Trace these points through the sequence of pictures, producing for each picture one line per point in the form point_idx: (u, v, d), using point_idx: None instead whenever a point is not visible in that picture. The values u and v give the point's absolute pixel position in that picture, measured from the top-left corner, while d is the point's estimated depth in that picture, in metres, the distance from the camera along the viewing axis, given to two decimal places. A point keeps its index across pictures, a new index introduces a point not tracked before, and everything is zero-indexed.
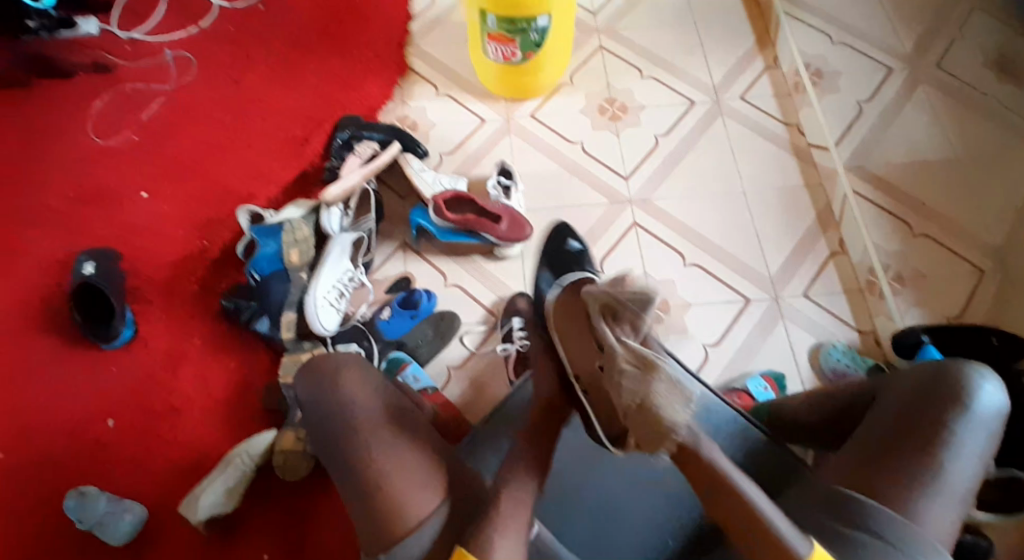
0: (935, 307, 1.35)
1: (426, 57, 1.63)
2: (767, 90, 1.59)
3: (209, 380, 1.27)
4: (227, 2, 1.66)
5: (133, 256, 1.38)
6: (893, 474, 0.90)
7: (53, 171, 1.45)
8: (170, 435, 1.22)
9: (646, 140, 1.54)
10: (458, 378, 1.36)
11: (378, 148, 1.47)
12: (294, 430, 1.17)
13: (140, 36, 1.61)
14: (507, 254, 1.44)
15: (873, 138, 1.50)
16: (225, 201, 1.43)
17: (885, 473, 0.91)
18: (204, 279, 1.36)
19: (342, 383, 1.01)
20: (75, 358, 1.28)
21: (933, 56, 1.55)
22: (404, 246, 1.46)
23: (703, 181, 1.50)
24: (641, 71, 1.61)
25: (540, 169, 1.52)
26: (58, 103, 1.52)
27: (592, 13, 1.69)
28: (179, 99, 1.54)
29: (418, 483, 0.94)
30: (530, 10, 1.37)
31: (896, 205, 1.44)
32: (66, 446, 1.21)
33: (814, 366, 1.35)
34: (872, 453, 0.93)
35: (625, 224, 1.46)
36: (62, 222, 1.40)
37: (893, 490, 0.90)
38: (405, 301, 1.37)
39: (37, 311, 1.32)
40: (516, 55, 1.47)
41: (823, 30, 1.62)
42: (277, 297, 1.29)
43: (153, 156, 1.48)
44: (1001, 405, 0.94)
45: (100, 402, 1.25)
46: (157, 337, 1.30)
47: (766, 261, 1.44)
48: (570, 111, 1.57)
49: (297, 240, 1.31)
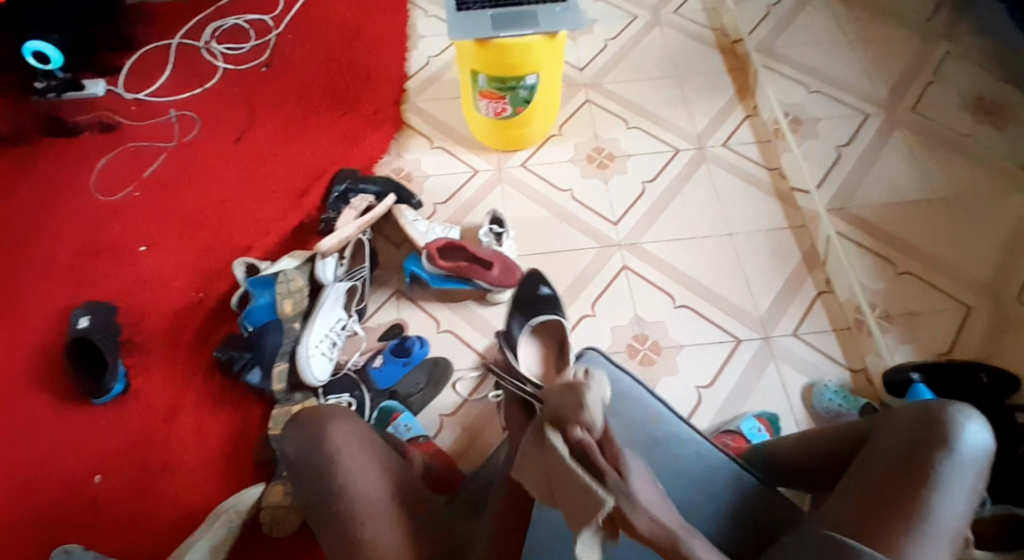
0: (925, 344, 1.34)
1: (422, 113, 1.67)
2: (750, 136, 1.65)
3: (201, 433, 1.31)
4: (231, 64, 1.74)
5: (132, 309, 1.43)
6: (884, 520, 0.87)
7: (58, 227, 1.52)
8: (159, 489, 1.26)
9: (634, 186, 1.58)
10: (450, 425, 1.33)
11: (372, 200, 1.48)
12: (283, 484, 1.21)
13: (146, 96, 1.69)
14: (499, 299, 1.43)
15: (855, 178, 1.52)
16: (223, 254, 1.49)
17: (876, 520, 0.87)
18: (202, 331, 1.41)
19: (331, 434, 0.97)
20: (74, 410, 1.33)
21: (909, 101, 1.56)
22: (398, 293, 1.47)
23: (691, 225, 1.53)
24: (627, 121, 1.67)
25: (532, 216, 1.54)
26: (67, 162, 1.60)
27: (579, 67, 1.75)
28: (181, 157, 1.60)
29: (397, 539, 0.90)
30: (519, 69, 1.42)
31: (881, 245, 1.44)
32: (59, 499, 1.25)
33: (807, 405, 1.35)
34: (861, 500, 0.90)
35: (615, 268, 1.48)
36: (65, 277, 1.46)
37: (884, 536, 0.86)
38: (397, 348, 1.36)
39: (41, 362, 1.38)
40: (507, 111, 1.51)
41: (799, 80, 1.66)
42: (270, 346, 1.32)
43: (154, 211, 1.54)
44: (988, 446, 0.92)
45: (99, 454, 1.29)
46: (151, 388, 1.35)
47: (755, 303, 1.45)
48: (559, 160, 1.61)
49: (291, 290, 1.33)
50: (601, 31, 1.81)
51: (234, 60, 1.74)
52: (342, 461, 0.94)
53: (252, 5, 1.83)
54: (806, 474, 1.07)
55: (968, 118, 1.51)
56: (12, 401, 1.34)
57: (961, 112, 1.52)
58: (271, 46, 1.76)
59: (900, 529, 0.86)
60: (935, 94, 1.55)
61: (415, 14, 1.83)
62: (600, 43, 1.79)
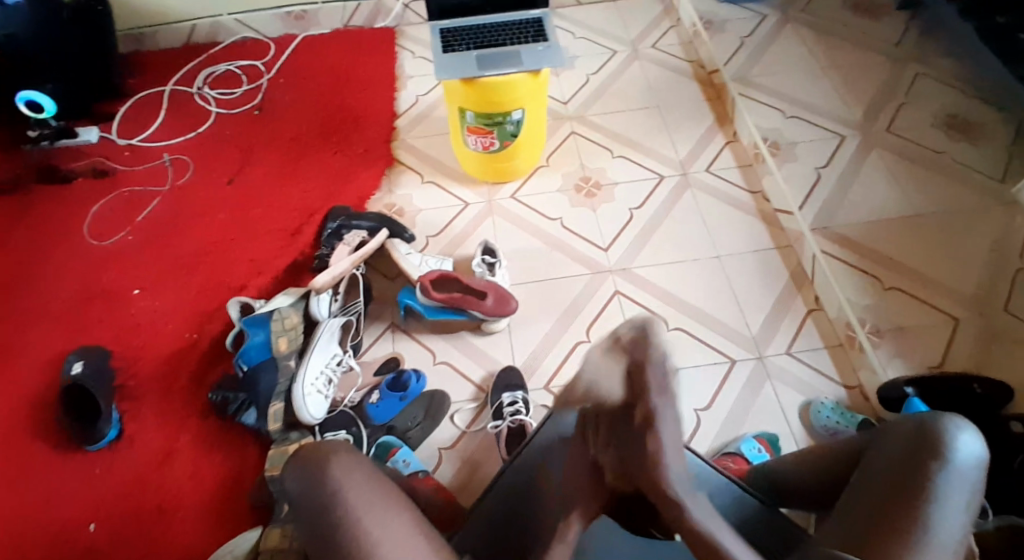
0: (916, 358, 1.36)
1: (412, 149, 1.70)
2: (732, 161, 1.70)
3: (197, 478, 1.29)
4: (223, 109, 1.77)
5: (127, 352, 1.42)
6: (890, 538, 0.87)
7: (51, 274, 1.52)
8: (156, 537, 1.23)
9: (622, 214, 1.60)
10: (449, 458, 1.32)
11: (366, 235, 1.50)
12: (281, 527, 1.16)
13: (139, 143, 1.71)
14: (495, 328, 1.44)
15: (835, 200, 1.56)
16: (217, 295, 1.49)
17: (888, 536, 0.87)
18: (197, 373, 1.40)
19: (334, 470, 0.96)
20: (68, 456, 1.31)
21: (883, 122, 1.56)
22: (393, 326, 1.47)
23: (681, 249, 1.55)
24: (612, 151, 1.70)
25: (523, 246, 1.56)
26: (61, 208, 1.61)
27: (563, 101, 1.80)
28: (176, 200, 1.62)
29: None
30: (504, 105, 1.46)
31: (871, 263, 1.47)
32: (51, 547, 1.23)
33: (806, 424, 1.35)
34: (869, 519, 0.90)
35: (608, 294, 1.49)
36: (61, 321, 1.46)
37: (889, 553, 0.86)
38: (393, 383, 1.36)
39: (35, 410, 1.36)
40: (495, 145, 1.54)
41: (776, 106, 1.71)
42: (265, 387, 1.31)
43: (147, 255, 1.54)
44: (982, 455, 0.92)
45: (93, 504, 1.27)
46: (146, 432, 1.34)
47: (748, 323, 1.47)
48: (547, 190, 1.64)
49: (286, 328, 1.35)
50: (582, 66, 1.86)
51: (227, 105, 1.78)
52: (349, 489, 0.94)
53: (242, 52, 1.88)
54: (806, 491, 1.08)
55: (942, 136, 1.47)
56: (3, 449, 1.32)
57: (934, 130, 1.48)
58: (263, 90, 1.80)
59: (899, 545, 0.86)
60: (907, 115, 1.53)
61: (403, 56, 1.87)
62: (582, 77, 1.84)
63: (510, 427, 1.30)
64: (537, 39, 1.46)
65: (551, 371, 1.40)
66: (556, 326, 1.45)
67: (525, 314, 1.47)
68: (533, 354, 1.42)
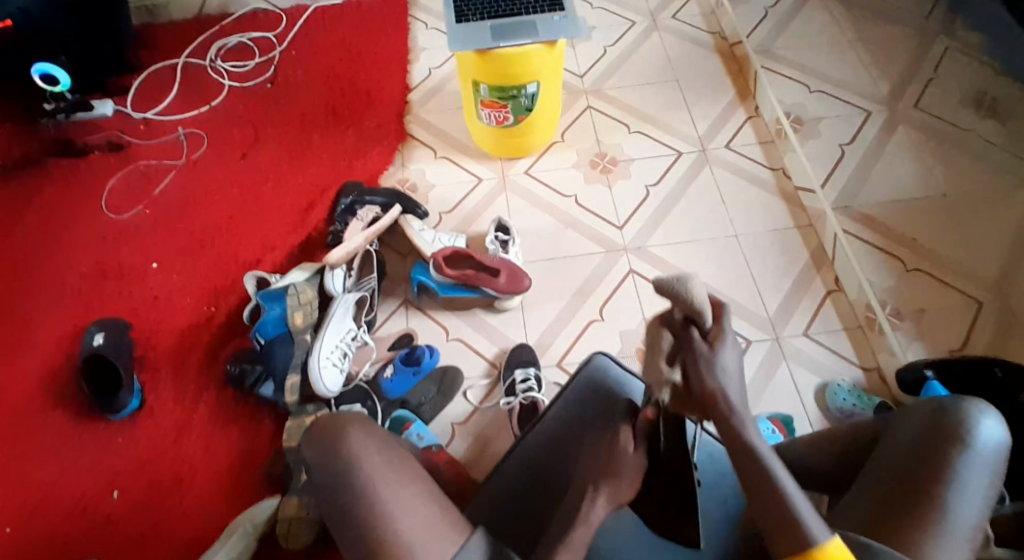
0: (936, 341, 1.35)
1: (426, 124, 1.69)
2: (751, 137, 1.67)
3: (215, 448, 1.31)
4: (237, 82, 1.76)
5: (143, 327, 1.44)
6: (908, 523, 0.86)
7: (70, 249, 1.53)
8: (176, 505, 1.26)
9: (637, 191, 1.58)
10: (462, 434, 1.33)
11: (379, 211, 1.49)
12: (298, 496, 1.20)
13: (154, 116, 1.71)
14: (507, 306, 1.43)
15: (858, 178, 1.52)
16: (232, 271, 1.50)
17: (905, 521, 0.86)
18: (213, 348, 1.42)
19: (351, 441, 0.96)
20: (87, 429, 1.34)
21: (910, 96, 1.43)
22: (406, 302, 1.47)
23: (697, 227, 1.53)
24: (628, 126, 1.67)
25: (537, 224, 1.54)
26: (78, 182, 1.62)
27: (579, 75, 1.76)
28: (191, 175, 1.62)
29: (424, 540, 0.88)
30: (519, 78, 1.44)
31: (895, 244, 1.44)
32: (75, 515, 1.26)
33: (820, 406, 1.34)
34: (886, 505, 0.88)
35: (622, 272, 1.48)
36: (79, 295, 1.48)
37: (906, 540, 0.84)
38: (408, 358, 1.37)
39: (56, 382, 1.39)
40: (509, 119, 1.52)
41: (800, 80, 1.66)
42: (281, 359, 1.33)
43: (163, 230, 1.55)
44: (1003, 439, 0.91)
45: (113, 474, 1.30)
46: (162, 405, 1.36)
47: (764, 303, 1.45)
48: (562, 166, 1.62)
49: (301, 303, 1.35)
50: (599, 38, 1.82)
51: (240, 78, 1.77)
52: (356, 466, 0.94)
53: (254, 23, 1.86)
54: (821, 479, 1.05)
55: (970, 113, 1.29)
56: (26, 421, 1.35)
57: (963, 109, 1.31)
58: (275, 62, 1.79)
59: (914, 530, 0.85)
60: (933, 92, 1.38)
61: (416, 27, 1.84)
62: (598, 50, 1.80)
63: (521, 404, 1.31)
64: (552, 10, 1.42)
65: (564, 348, 1.40)
66: (569, 306, 1.44)
67: (538, 291, 1.46)
68: (547, 332, 1.42)
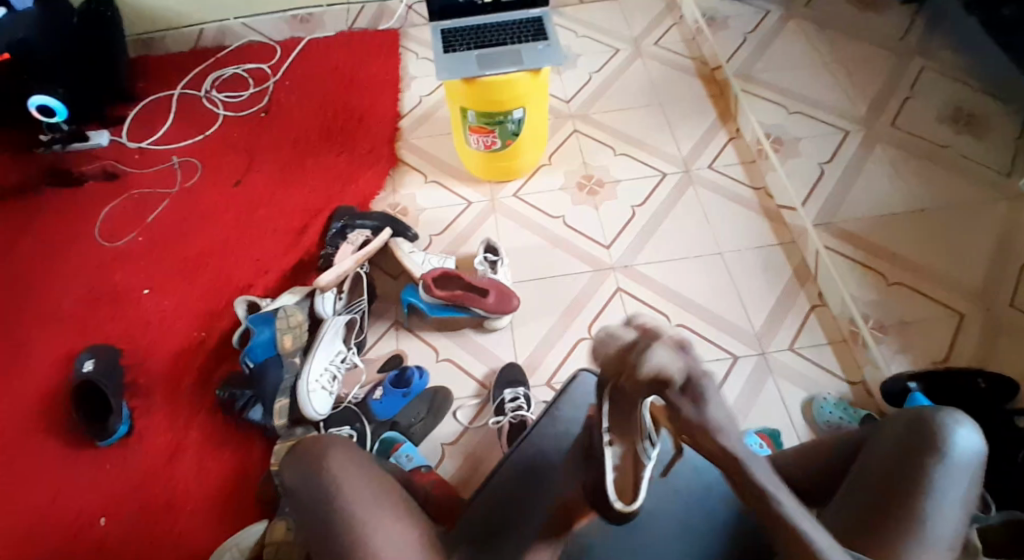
0: (921, 353, 1.35)
1: (416, 149, 1.72)
2: (734, 158, 1.71)
3: (205, 471, 1.32)
4: (232, 112, 1.80)
5: (135, 351, 1.45)
6: (889, 532, 0.87)
7: (62, 274, 1.55)
8: (165, 531, 1.26)
9: (624, 212, 1.61)
10: (452, 453, 1.34)
11: (369, 235, 1.52)
12: (285, 520, 1.17)
13: (150, 145, 1.75)
14: (496, 326, 1.45)
15: (838, 196, 1.55)
16: (225, 294, 1.52)
17: (887, 531, 0.87)
18: (204, 371, 1.43)
19: (331, 462, 0.97)
20: (76, 453, 1.34)
21: (887, 117, 1.54)
22: (397, 323, 1.49)
23: (681, 246, 1.56)
24: (614, 149, 1.71)
25: (525, 244, 1.57)
26: (73, 210, 1.64)
27: (565, 100, 1.81)
28: (184, 201, 1.65)
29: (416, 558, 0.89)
30: (505, 104, 1.47)
31: (878, 261, 1.45)
32: (62, 541, 1.26)
33: (808, 419, 1.34)
34: (871, 506, 0.90)
35: (610, 291, 1.50)
36: (72, 320, 1.49)
37: (889, 545, 0.86)
38: (397, 380, 1.37)
39: (48, 406, 1.40)
40: (496, 144, 1.56)
41: (780, 102, 1.71)
42: (271, 383, 1.34)
43: (156, 255, 1.58)
44: (981, 449, 0.91)
45: (103, 499, 1.30)
46: (152, 429, 1.37)
47: (750, 318, 1.46)
48: (550, 189, 1.65)
49: (290, 326, 1.37)
50: (585, 65, 1.87)
51: (234, 107, 1.81)
52: (344, 487, 0.94)
53: (249, 55, 1.91)
54: (816, 489, 1.02)
55: (948, 130, 1.44)
56: (18, 444, 1.36)
57: (940, 125, 1.45)
58: (269, 93, 1.83)
59: (895, 540, 0.86)
60: (912, 107, 1.50)
61: (406, 57, 1.89)
62: (584, 76, 1.85)
63: (511, 422, 1.32)
64: (536, 39, 1.47)
65: (554, 366, 1.41)
66: (557, 325, 1.46)
67: (528, 310, 1.48)
68: (536, 351, 1.43)
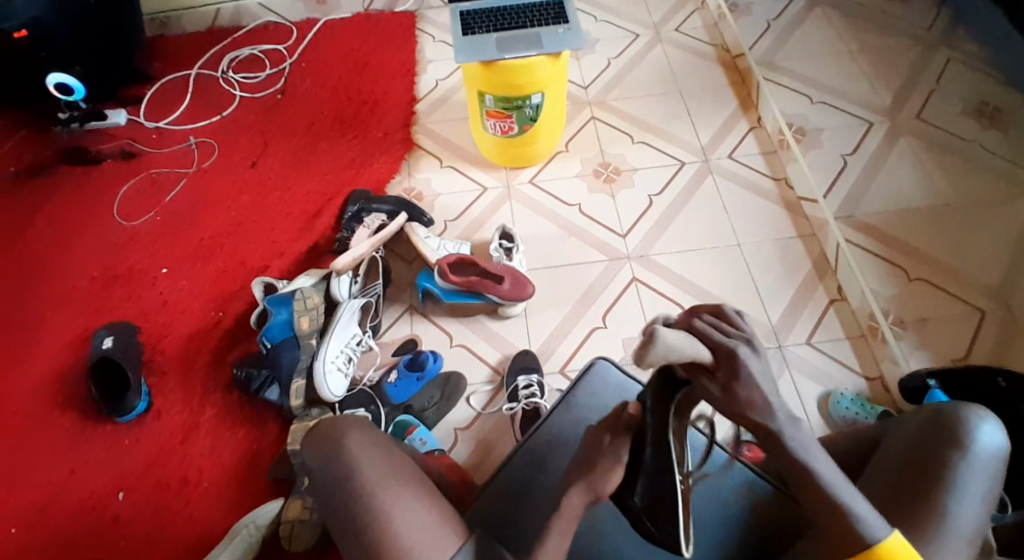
0: (939, 349, 1.33)
1: (432, 133, 1.71)
2: (754, 147, 1.67)
3: (220, 449, 1.33)
4: (248, 93, 1.79)
5: (150, 331, 1.46)
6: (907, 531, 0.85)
7: (80, 253, 1.56)
8: (179, 509, 1.27)
9: (641, 200, 1.60)
10: (465, 439, 1.34)
11: (385, 219, 1.51)
12: (301, 498, 1.20)
13: (166, 125, 1.75)
14: (510, 313, 1.44)
15: (860, 187, 1.53)
16: (239, 276, 1.52)
17: (906, 529, 0.85)
18: (218, 352, 1.43)
19: (349, 448, 0.97)
20: (91, 431, 1.36)
21: (912, 107, 1.57)
22: (411, 308, 1.49)
23: (698, 235, 1.54)
24: (631, 137, 1.69)
25: (540, 231, 1.56)
26: (90, 189, 1.65)
27: (584, 85, 1.79)
28: (200, 182, 1.65)
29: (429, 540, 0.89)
30: (523, 89, 1.46)
31: (898, 254, 1.43)
32: (78, 516, 1.27)
33: (823, 413, 1.33)
34: (890, 504, 0.89)
35: (625, 280, 1.49)
36: (88, 299, 1.50)
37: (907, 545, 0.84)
38: (411, 363, 1.37)
39: (65, 384, 1.41)
40: (514, 129, 1.54)
41: (803, 92, 1.68)
42: (287, 363, 1.36)
43: (172, 236, 1.58)
44: (1002, 447, 0.90)
45: (119, 476, 1.31)
46: (166, 408, 1.37)
47: (766, 311, 1.45)
48: (566, 175, 1.64)
49: (308, 307, 1.37)
50: (603, 50, 1.85)
51: (250, 88, 1.80)
52: (363, 470, 0.94)
53: (265, 35, 1.90)
54: None
55: (972, 124, 1.49)
56: (34, 422, 1.37)
57: (964, 118, 1.51)
58: (285, 74, 1.82)
59: (913, 537, 0.85)
60: (935, 101, 1.55)
61: (422, 39, 1.88)
62: (603, 61, 1.83)
63: (524, 409, 1.33)
64: (557, 23, 1.44)
65: (567, 355, 1.41)
66: (572, 313, 1.46)
67: (541, 297, 1.48)
68: (550, 338, 1.43)
